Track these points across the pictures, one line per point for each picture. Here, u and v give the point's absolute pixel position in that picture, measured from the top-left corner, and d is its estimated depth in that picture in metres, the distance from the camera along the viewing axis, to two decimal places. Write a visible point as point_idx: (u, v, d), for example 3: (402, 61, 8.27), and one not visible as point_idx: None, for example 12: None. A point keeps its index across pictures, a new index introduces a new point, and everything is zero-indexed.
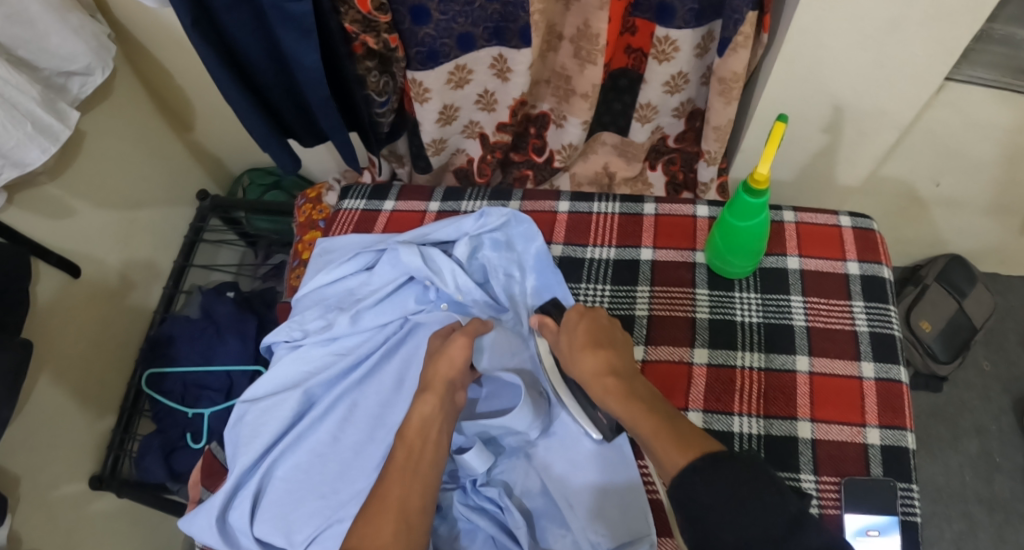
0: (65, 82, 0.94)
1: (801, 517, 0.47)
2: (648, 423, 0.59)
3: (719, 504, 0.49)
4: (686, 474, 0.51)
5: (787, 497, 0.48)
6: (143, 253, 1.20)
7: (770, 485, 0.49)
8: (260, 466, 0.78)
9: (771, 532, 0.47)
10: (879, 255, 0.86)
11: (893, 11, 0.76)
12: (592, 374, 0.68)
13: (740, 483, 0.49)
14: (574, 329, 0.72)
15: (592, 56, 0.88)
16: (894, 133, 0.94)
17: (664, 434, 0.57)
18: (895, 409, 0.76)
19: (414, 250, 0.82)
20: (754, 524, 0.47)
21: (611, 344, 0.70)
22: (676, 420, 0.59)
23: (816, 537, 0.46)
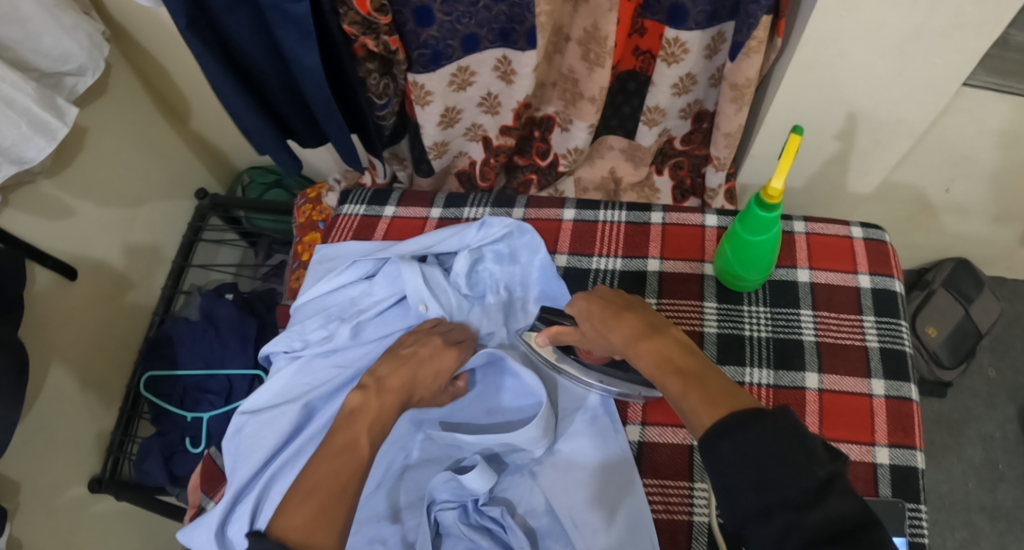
0: (58, 82, 0.91)
1: (827, 483, 0.46)
2: (676, 384, 0.57)
3: (743, 467, 0.48)
4: (711, 434, 0.50)
5: (815, 461, 0.47)
6: (141, 254, 1.18)
7: (798, 448, 0.47)
8: (260, 480, 0.76)
9: (795, 497, 0.46)
10: (891, 269, 0.84)
11: (913, 19, 0.73)
12: (622, 342, 0.65)
13: (766, 447, 0.48)
14: (589, 314, 0.70)
15: (601, 59, 0.85)
16: (908, 140, 0.91)
17: (693, 393, 0.55)
18: (905, 429, 0.75)
19: (416, 269, 0.81)
20: (779, 489, 0.46)
21: (630, 309, 0.68)
22: (704, 376, 0.56)
23: (841, 504, 0.45)
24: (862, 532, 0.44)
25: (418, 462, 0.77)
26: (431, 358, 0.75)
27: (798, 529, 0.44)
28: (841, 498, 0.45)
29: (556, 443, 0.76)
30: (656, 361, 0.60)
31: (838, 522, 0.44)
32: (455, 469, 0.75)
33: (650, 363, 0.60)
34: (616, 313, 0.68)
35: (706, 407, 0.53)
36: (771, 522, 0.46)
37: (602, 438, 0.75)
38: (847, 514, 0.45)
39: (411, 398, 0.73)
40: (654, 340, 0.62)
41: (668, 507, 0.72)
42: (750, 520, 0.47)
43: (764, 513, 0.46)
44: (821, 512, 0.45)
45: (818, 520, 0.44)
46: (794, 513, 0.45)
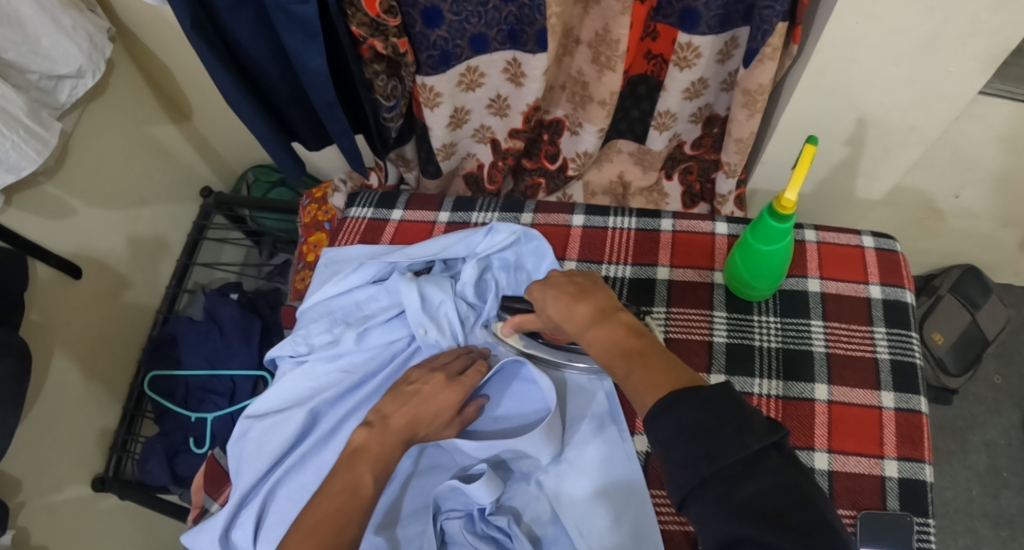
0: (54, 85, 0.90)
1: (760, 455, 0.47)
2: (621, 366, 0.59)
3: (680, 441, 0.49)
4: (652, 411, 0.52)
5: (749, 434, 0.48)
6: (145, 245, 1.17)
7: (733, 421, 0.49)
8: (265, 485, 0.76)
9: (728, 470, 0.47)
10: (902, 279, 0.83)
11: (928, 26, 0.72)
12: (578, 328, 0.65)
13: (703, 420, 0.49)
14: (545, 299, 0.69)
15: (612, 63, 0.84)
16: (919, 148, 0.90)
17: (636, 373, 0.57)
18: (914, 442, 0.75)
19: (414, 286, 0.79)
20: (713, 462, 0.47)
21: (586, 293, 0.68)
22: (648, 355, 0.58)
23: (772, 476, 0.47)
24: (791, 508, 0.45)
25: (424, 469, 0.76)
26: (433, 396, 0.71)
27: (729, 500, 0.46)
28: (772, 471, 0.47)
29: (563, 450, 0.75)
30: (606, 346, 0.62)
31: (769, 495, 0.46)
32: (462, 477, 0.74)
33: (600, 349, 0.62)
34: (572, 299, 0.67)
35: (648, 388, 0.55)
36: (705, 493, 0.47)
37: (610, 447, 0.74)
38: (778, 487, 0.46)
39: (417, 435, 0.70)
40: (606, 327, 0.63)
41: (674, 518, 0.72)
42: (687, 492, 0.48)
43: (700, 485, 0.48)
44: (752, 484, 0.46)
45: (748, 491, 0.46)
46: (726, 485, 0.47)
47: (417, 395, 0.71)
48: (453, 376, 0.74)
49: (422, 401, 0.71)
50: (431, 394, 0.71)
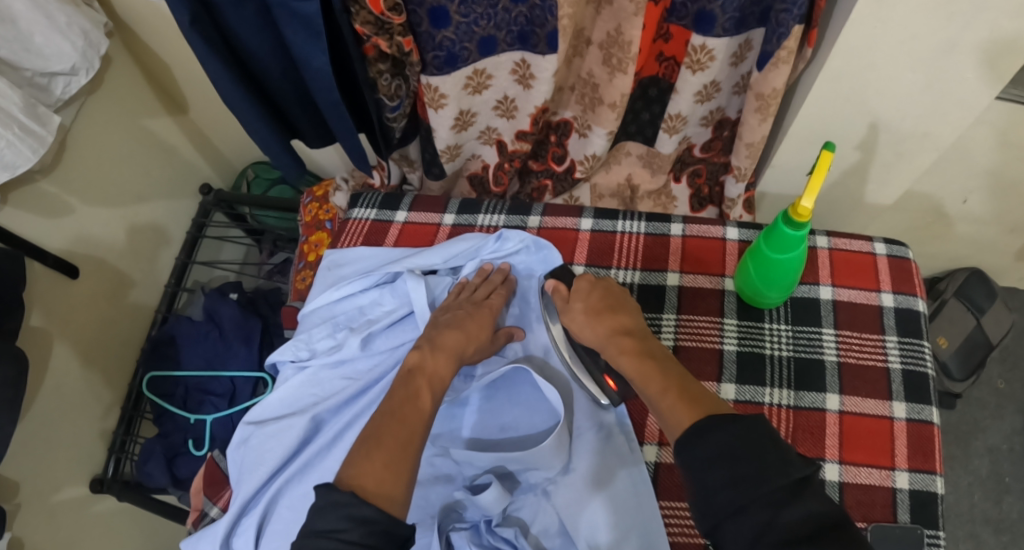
0: (47, 83, 0.87)
1: (800, 483, 0.49)
2: (657, 384, 0.61)
3: (718, 466, 0.50)
4: (686, 435, 0.53)
5: (790, 463, 0.50)
6: (144, 232, 1.15)
7: (773, 449, 0.50)
8: (266, 493, 0.75)
9: (769, 497, 0.48)
10: (914, 287, 0.82)
11: (947, 31, 0.70)
12: (601, 337, 0.70)
13: (740, 447, 0.50)
14: (587, 296, 0.74)
15: (623, 65, 0.82)
16: (932, 155, 0.89)
17: (672, 392, 0.59)
18: (925, 453, 0.74)
19: (419, 289, 0.80)
20: (752, 487, 0.48)
21: (623, 308, 0.73)
22: (685, 380, 0.61)
23: (813, 505, 0.48)
24: (838, 533, 0.46)
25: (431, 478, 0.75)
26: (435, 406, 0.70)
27: (772, 526, 0.47)
28: (814, 501, 0.48)
29: (571, 460, 0.74)
30: (636, 359, 0.65)
31: (815, 521, 0.47)
32: (468, 488, 0.73)
33: (631, 362, 0.65)
34: (609, 309, 0.72)
35: (684, 408, 0.57)
36: (744, 517, 0.48)
37: (619, 457, 0.73)
38: (822, 514, 0.47)
39: None
40: (637, 340, 0.68)
41: (684, 530, 0.71)
42: (723, 518, 0.49)
43: (738, 511, 0.48)
44: (796, 510, 0.47)
45: (791, 517, 0.47)
46: (771, 510, 0.47)
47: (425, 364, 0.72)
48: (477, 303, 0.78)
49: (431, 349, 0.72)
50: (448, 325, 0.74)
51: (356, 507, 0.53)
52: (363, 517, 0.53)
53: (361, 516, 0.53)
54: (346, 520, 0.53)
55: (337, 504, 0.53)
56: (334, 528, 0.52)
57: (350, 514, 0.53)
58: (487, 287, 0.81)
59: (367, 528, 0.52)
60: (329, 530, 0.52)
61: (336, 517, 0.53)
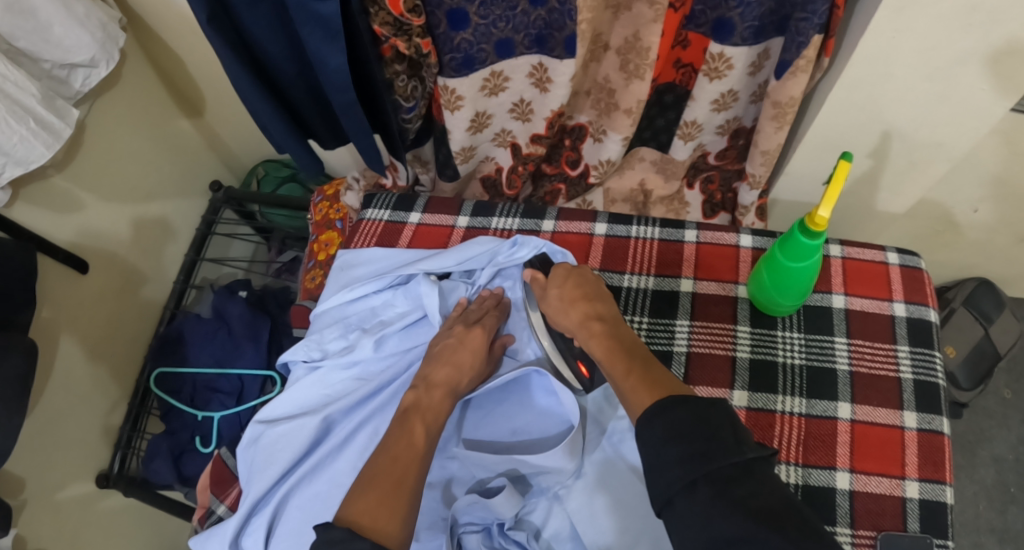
0: (66, 75, 0.87)
1: (753, 463, 0.50)
2: (621, 367, 0.64)
3: (671, 441, 0.52)
4: (650, 411, 0.55)
5: (745, 444, 0.51)
6: (150, 227, 1.14)
7: (730, 429, 0.52)
8: (277, 493, 0.74)
9: (719, 474, 0.49)
10: (927, 297, 0.82)
11: (964, 44, 0.71)
12: (575, 323, 0.72)
13: (696, 427, 0.52)
14: (563, 282, 0.75)
15: (641, 71, 0.82)
16: (945, 165, 0.89)
17: (635, 375, 0.61)
18: (936, 463, 0.74)
19: (433, 293, 0.80)
20: (706, 463, 0.50)
21: (599, 297, 0.73)
22: (650, 363, 0.63)
23: (762, 483, 0.49)
24: (782, 510, 0.48)
25: (443, 482, 0.75)
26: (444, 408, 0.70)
27: (721, 499, 0.48)
28: (763, 478, 0.50)
29: (584, 465, 0.74)
30: (605, 345, 0.67)
31: (761, 498, 0.48)
32: (479, 490, 0.73)
33: (600, 347, 0.68)
34: (584, 297, 0.73)
35: (645, 389, 0.59)
36: (695, 493, 0.50)
37: (631, 465, 0.73)
38: (771, 493, 0.49)
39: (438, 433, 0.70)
40: (608, 325, 0.69)
41: None
42: (677, 492, 0.51)
43: (690, 486, 0.50)
44: (744, 487, 0.49)
45: (741, 491, 0.48)
46: (719, 486, 0.49)
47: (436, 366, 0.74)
48: (470, 323, 0.78)
49: (444, 357, 0.74)
50: (459, 341, 0.75)
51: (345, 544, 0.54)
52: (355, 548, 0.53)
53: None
54: None
55: (329, 542, 0.54)
56: None
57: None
58: (487, 305, 0.81)
59: None
60: None
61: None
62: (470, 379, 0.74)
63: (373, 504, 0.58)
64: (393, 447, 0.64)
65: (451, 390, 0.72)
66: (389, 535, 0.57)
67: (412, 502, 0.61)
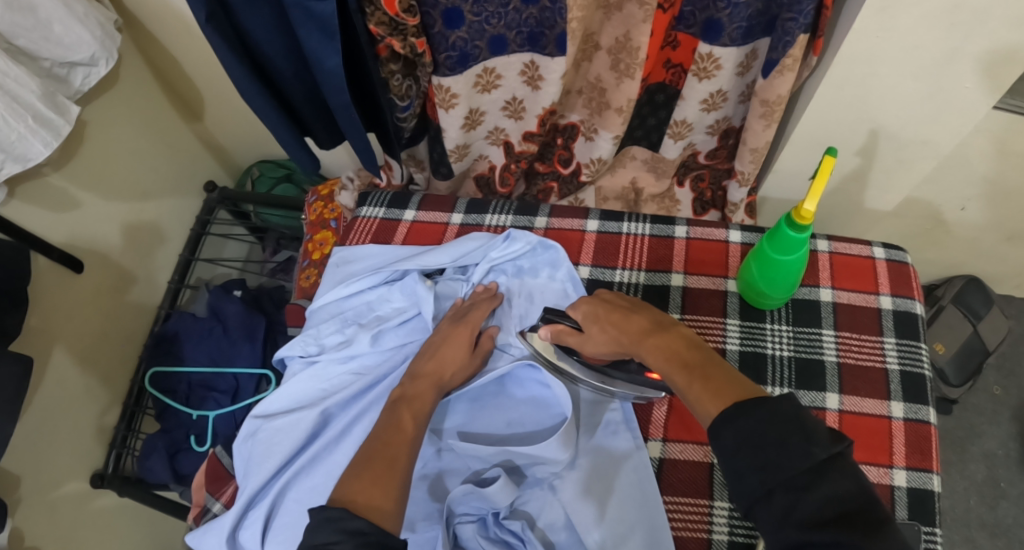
0: (66, 73, 0.88)
1: (826, 463, 0.48)
2: (681, 376, 0.58)
3: (742, 452, 0.50)
4: (715, 423, 0.52)
5: (813, 444, 0.48)
6: (144, 228, 1.15)
7: (796, 431, 0.49)
8: (274, 486, 0.75)
9: (792, 481, 0.47)
10: (912, 290, 0.84)
11: (948, 42, 0.73)
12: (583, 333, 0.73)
13: (766, 432, 0.49)
14: (596, 314, 0.73)
15: (631, 70, 0.84)
16: (932, 163, 0.91)
17: (698, 382, 0.56)
18: (923, 452, 0.75)
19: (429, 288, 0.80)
20: (777, 472, 0.48)
21: (637, 310, 0.70)
22: (712, 368, 0.58)
23: (838, 484, 0.47)
24: (861, 513, 0.45)
25: (436, 473, 0.76)
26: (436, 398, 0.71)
27: (796, 509, 0.46)
28: (840, 478, 0.47)
29: (577, 455, 0.75)
30: (664, 355, 0.61)
31: (839, 503, 0.46)
32: (475, 481, 0.74)
33: (658, 357, 0.62)
34: (626, 314, 0.70)
35: (711, 398, 0.54)
36: (770, 503, 0.48)
37: (624, 455, 0.75)
38: (849, 494, 0.46)
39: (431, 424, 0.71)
40: (659, 335, 0.64)
41: (687, 525, 0.72)
42: (755, 501, 0.49)
43: (764, 495, 0.48)
44: (818, 494, 0.46)
45: (814, 498, 0.46)
46: (793, 495, 0.47)
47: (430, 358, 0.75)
48: (458, 320, 0.79)
49: (435, 352, 0.76)
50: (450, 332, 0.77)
51: (346, 521, 0.55)
52: (353, 529, 0.54)
53: (354, 528, 0.54)
54: (336, 532, 0.54)
55: (330, 518, 0.55)
56: (326, 541, 0.53)
57: (341, 527, 0.54)
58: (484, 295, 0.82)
59: (358, 539, 0.54)
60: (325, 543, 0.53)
61: (328, 532, 0.54)
62: (457, 365, 0.75)
63: (368, 486, 0.59)
64: (384, 433, 0.66)
65: (442, 378, 0.74)
66: (387, 515, 0.58)
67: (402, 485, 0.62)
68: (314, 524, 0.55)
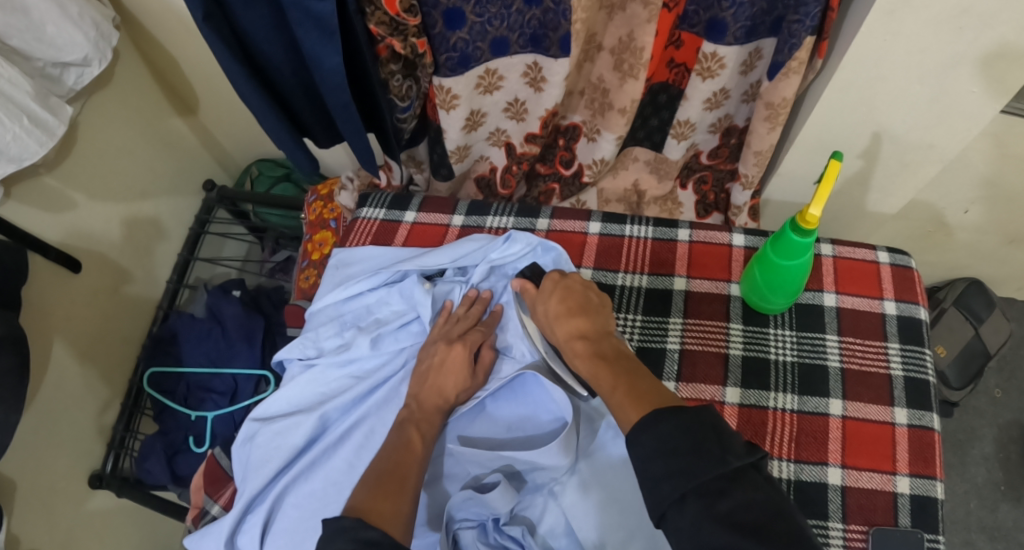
0: (60, 73, 0.87)
1: (739, 472, 0.50)
2: (607, 380, 0.64)
3: (659, 457, 0.52)
4: (634, 429, 0.55)
5: (729, 452, 0.50)
6: (142, 227, 1.14)
7: (713, 439, 0.51)
8: (273, 490, 0.75)
9: (707, 486, 0.49)
10: (917, 296, 0.83)
11: (955, 46, 0.72)
12: (561, 339, 0.72)
13: (681, 440, 0.52)
14: (549, 298, 0.75)
15: (635, 70, 0.83)
16: (935, 167, 0.90)
17: (621, 389, 0.62)
18: (926, 459, 0.75)
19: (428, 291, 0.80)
20: (691, 476, 0.49)
21: (586, 310, 0.73)
22: (635, 376, 0.63)
23: (748, 493, 0.49)
24: (772, 521, 0.47)
25: (436, 476, 0.76)
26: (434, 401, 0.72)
27: (708, 513, 0.48)
28: (750, 487, 0.49)
29: (578, 461, 0.74)
30: (590, 359, 0.68)
31: (747, 508, 0.48)
32: (474, 486, 0.73)
33: (586, 363, 0.68)
34: (573, 308, 0.73)
35: (631, 403, 0.59)
36: (685, 507, 0.49)
37: (626, 462, 0.74)
38: (756, 502, 0.48)
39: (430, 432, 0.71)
40: (591, 342, 0.70)
41: None
42: (670, 507, 0.50)
43: (680, 500, 0.50)
44: (730, 498, 0.48)
45: (727, 502, 0.48)
46: (705, 499, 0.48)
47: (431, 365, 0.75)
48: (453, 339, 0.77)
49: (434, 369, 0.75)
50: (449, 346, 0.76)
51: (360, 531, 0.55)
52: (366, 539, 0.55)
53: (366, 538, 0.55)
54: (352, 541, 0.55)
55: (344, 529, 0.56)
56: None
57: (354, 537, 0.55)
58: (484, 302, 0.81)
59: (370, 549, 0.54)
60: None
61: (341, 541, 0.55)
62: (457, 374, 0.74)
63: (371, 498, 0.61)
64: (394, 454, 0.67)
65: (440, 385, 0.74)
66: (398, 526, 0.60)
67: (403, 498, 0.63)
68: (329, 534, 0.56)
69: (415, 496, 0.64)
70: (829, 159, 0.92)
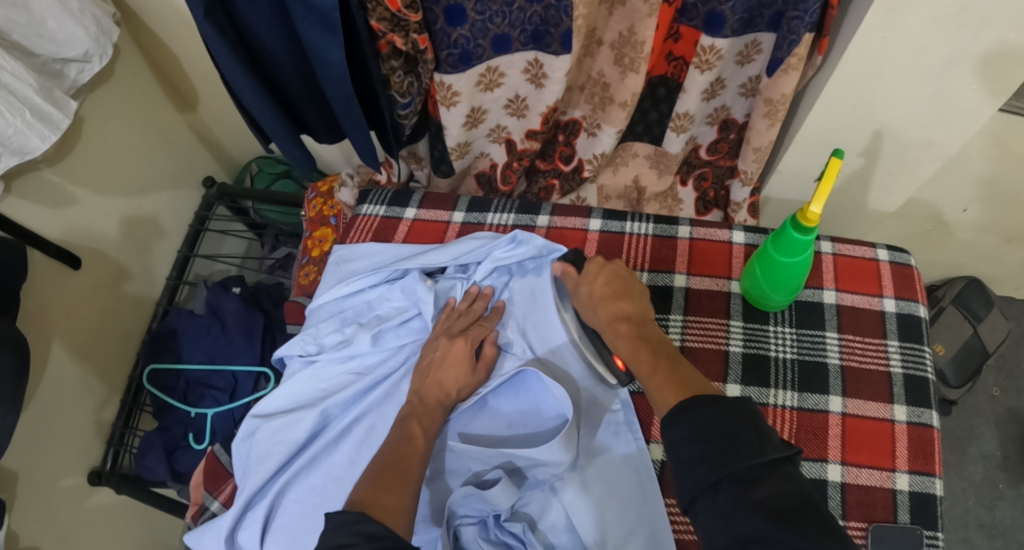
0: (61, 68, 0.87)
1: (774, 462, 0.50)
2: (648, 363, 0.64)
3: (696, 442, 0.52)
4: (672, 413, 0.55)
5: (767, 443, 0.51)
6: (141, 224, 1.14)
7: (753, 430, 0.52)
8: (273, 486, 0.75)
9: (743, 473, 0.50)
10: (917, 293, 0.83)
11: (954, 44, 0.72)
12: (603, 321, 0.71)
13: (719, 428, 0.52)
14: (594, 279, 0.74)
15: (636, 65, 0.82)
16: (935, 165, 0.90)
17: (661, 374, 0.62)
18: (926, 456, 0.75)
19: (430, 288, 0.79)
20: (728, 463, 0.50)
21: (630, 294, 0.72)
22: (676, 362, 0.63)
23: (783, 484, 0.49)
24: (805, 510, 0.47)
25: (437, 473, 0.76)
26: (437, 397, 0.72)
27: (743, 499, 0.48)
28: (786, 478, 0.50)
29: (579, 457, 0.74)
30: (629, 343, 0.67)
31: (782, 498, 0.48)
32: (475, 483, 0.73)
33: (626, 347, 0.67)
34: (615, 292, 0.72)
35: (671, 388, 0.60)
36: (718, 493, 0.50)
37: (626, 458, 0.74)
38: (791, 493, 0.49)
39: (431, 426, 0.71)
40: (634, 324, 0.69)
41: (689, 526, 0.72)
42: (703, 493, 0.51)
43: (713, 486, 0.50)
44: (767, 487, 0.49)
45: (761, 490, 0.48)
46: (740, 486, 0.49)
47: (432, 361, 0.75)
48: (455, 334, 0.77)
49: (434, 365, 0.75)
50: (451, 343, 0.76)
51: (363, 524, 0.55)
52: (369, 532, 0.55)
53: (369, 532, 0.55)
54: (353, 535, 0.55)
55: (347, 522, 0.56)
56: (343, 543, 0.54)
57: (358, 531, 0.55)
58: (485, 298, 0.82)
59: (373, 542, 0.54)
60: (342, 545, 0.54)
61: (344, 534, 0.55)
62: (457, 368, 0.75)
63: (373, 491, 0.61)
64: (396, 449, 0.67)
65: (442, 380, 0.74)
66: (399, 522, 0.60)
67: (403, 491, 0.63)
68: (331, 527, 0.56)
69: (417, 490, 0.65)
70: (829, 156, 0.92)
